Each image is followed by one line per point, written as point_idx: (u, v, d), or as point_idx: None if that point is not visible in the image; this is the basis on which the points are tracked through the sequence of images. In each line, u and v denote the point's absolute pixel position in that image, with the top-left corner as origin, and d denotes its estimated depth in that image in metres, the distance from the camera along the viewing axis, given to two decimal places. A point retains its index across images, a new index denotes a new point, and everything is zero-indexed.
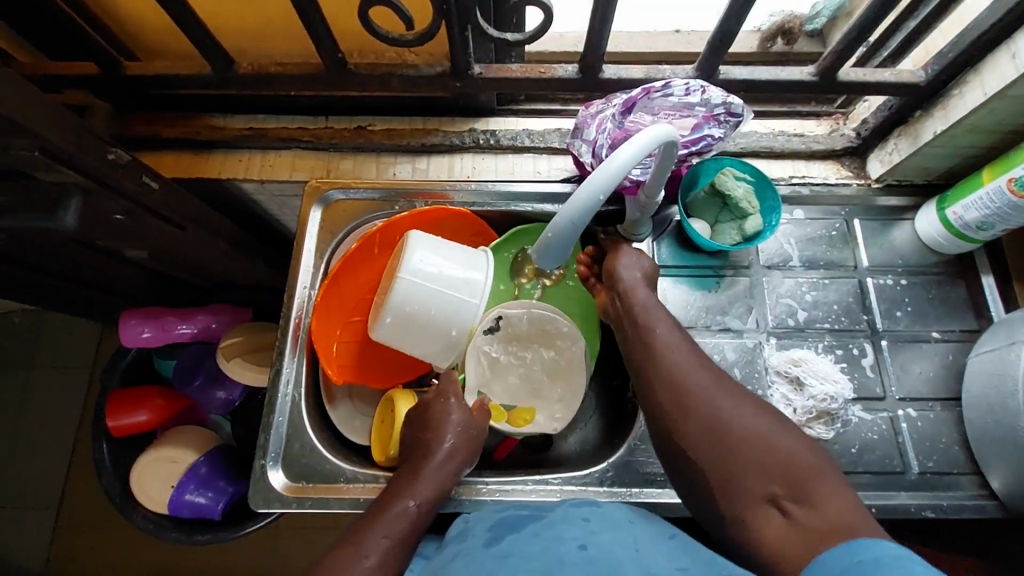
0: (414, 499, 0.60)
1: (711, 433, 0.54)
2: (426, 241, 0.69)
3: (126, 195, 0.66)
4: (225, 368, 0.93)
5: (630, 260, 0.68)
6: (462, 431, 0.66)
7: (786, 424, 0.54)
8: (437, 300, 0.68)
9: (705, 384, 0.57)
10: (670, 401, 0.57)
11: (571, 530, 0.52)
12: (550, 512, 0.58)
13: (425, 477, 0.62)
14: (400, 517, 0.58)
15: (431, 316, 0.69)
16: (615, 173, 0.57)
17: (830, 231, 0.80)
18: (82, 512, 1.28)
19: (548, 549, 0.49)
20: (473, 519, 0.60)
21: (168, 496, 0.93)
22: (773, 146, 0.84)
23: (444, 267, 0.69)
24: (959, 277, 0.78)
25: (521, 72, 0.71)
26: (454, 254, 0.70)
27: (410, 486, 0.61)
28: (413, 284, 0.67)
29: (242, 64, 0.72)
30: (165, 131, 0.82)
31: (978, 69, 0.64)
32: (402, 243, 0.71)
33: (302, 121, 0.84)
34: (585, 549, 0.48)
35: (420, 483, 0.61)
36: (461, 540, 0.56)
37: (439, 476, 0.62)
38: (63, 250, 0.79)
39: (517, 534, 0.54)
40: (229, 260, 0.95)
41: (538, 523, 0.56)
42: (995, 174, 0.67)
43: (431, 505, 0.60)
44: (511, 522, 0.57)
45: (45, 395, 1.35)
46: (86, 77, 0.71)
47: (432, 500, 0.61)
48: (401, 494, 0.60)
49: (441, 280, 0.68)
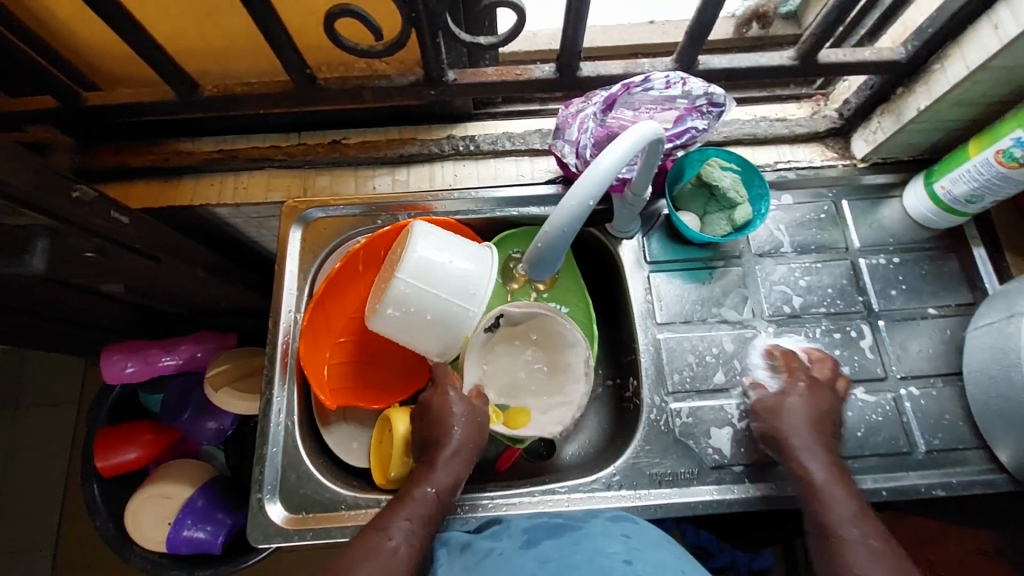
0: (432, 486, 0.60)
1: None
2: (430, 235, 0.66)
3: (97, 232, 0.64)
4: (214, 399, 0.90)
5: (797, 431, 0.63)
6: (467, 420, 0.64)
7: None
8: (438, 296, 0.65)
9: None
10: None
11: (614, 545, 0.51)
12: (587, 524, 0.58)
13: (440, 464, 0.61)
14: (420, 502, 0.59)
15: (427, 318, 0.66)
16: (603, 176, 0.56)
17: (819, 214, 0.79)
18: (79, 554, 1.24)
19: (595, 558, 0.48)
20: (510, 523, 0.60)
21: (165, 534, 0.91)
22: (756, 132, 0.83)
23: (446, 264, 0.65)
24: (950, 251, 0.77)
25: (497, 75, 0.69)
26: (458, 250, 0.66)
27: (427, 471, 0.61)
28: (416, 279, 0.64)
29: (206, 87, 0.69)
30: (132, 160, 0.79)
31: (959, 42, 0.64)
32: (405, 232, 0.68)
33: (275, 139, 0.81)
34: (631, 564, 0.47)
35: (434, 471, 0.61)
36: (496, 540, 0.56)
37: (450, 463, 0.61)
38: (34, 291, 0.76)
39: (554, 540, 0.54)
40: (209, 287, 0.92)
41: (575, 532, 0.56)
42: (981, 147, 0.67)
43: (449, 490, 0.61)
44: (548, 532, 0.57)
45: (29, 437, 1.31)
46: (45, 110, 0.68)
47: (450, 487, 0.61)
48: (418, 480, 0.61)
49: (445, 274, 0.65)
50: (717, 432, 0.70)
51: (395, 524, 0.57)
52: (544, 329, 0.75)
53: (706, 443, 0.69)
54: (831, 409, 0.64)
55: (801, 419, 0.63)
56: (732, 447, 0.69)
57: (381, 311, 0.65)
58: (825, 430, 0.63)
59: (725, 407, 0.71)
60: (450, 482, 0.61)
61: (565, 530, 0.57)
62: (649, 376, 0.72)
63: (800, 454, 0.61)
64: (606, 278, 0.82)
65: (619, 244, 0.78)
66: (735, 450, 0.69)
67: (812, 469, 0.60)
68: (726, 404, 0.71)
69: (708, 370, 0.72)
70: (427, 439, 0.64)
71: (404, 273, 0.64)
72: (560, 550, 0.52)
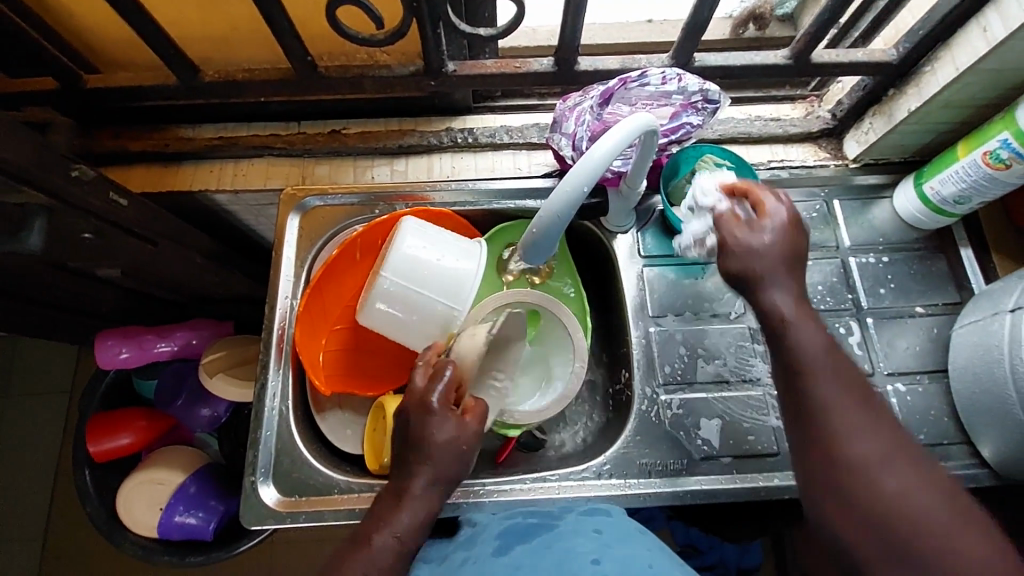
0: (398, 533, 0.55)
1: (857, 491, 0.48)
2: (418, 229, 0.67)
3: (93, 213, 0.64)
4: (208, 385, 0.91)
5: (761, 265, 0.56)
6: (455, 451, 0.58)
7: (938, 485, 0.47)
8: (424, 290, 0.66)
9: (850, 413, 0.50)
10: (801, 435, 0.52)
11: (584, 543, 0.52)
12: (562, 521, 0.59)
13: (404, 508, 0.56)
14: (377, 553, 0.54)
15: (414, 309, 0.67)
16: (597, 164, 0.56)
17: (811, 213, 0.81)
18: (68, 541, 1.24)
19: (564, 563, 0.49)
20: (482, 526, 0.61)
21: (156, 520, 0.91)
22: (750, 131, 0.84)
23: (432, 258, 0.66)
24: (939, 251, 0.79)
25: (496, 68, 0.70)
26: (445, 243, 0.67)
27: (386, 516, 0.55)
28: (400, 277, 0.65)
29: (208, 72, 0.70)
30: (132, 145, 0.79)
31: (950, 45, 0.65)
32: (393, 230, 0.69)
33: (275, 128, 0.82)
34: (599, 563, 0.48)
35: (398, 513, 0.55)
36: (470, 547, 0.57)
37: (421, 504, 0.56)
38: (30, 273, 0.77)
39: (528, 543, 0.55)
40: (206, 274, 0.92)
41: (550, 534, 0.56)
42: (969, 148, 0.68)
43: (413, 535, 0.55)
44: (524, 534, 0.57)
45: (21, 423, 1.31)
46: (46, 92, 0.68)
47: (414, 530, 0.55)
48: (376, 526, 0.55)
49: (431, 267, 0.66)
50: (707, 423, 0.71)
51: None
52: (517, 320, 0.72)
53: (695, 434, 0.70)
54: (801, 244, 0.58)
55: (771, 256, 0.56)
56: (721, 438, 0.70)
57: (370, 306, 0.67)
58: (793, 265, 0.57)
59: (715, 399, 0.72)
60: (418, 526, 0.56)
61: (540, 531, 0.58)
62: (640, 367, 0.73)
63: (768, 290, 0.56)
64: (600, 272, 0.83)
65: (614, 239, 0.79)
66: (723, 442, 0.70)
67: (778, 300, 0.55)
68: (716, 397, 0.72)
69: (698, 363, 0.73)
70: (401, 473, 0.58)
71: (390, 273, 0.65)
72: (531, 556, 0.52)
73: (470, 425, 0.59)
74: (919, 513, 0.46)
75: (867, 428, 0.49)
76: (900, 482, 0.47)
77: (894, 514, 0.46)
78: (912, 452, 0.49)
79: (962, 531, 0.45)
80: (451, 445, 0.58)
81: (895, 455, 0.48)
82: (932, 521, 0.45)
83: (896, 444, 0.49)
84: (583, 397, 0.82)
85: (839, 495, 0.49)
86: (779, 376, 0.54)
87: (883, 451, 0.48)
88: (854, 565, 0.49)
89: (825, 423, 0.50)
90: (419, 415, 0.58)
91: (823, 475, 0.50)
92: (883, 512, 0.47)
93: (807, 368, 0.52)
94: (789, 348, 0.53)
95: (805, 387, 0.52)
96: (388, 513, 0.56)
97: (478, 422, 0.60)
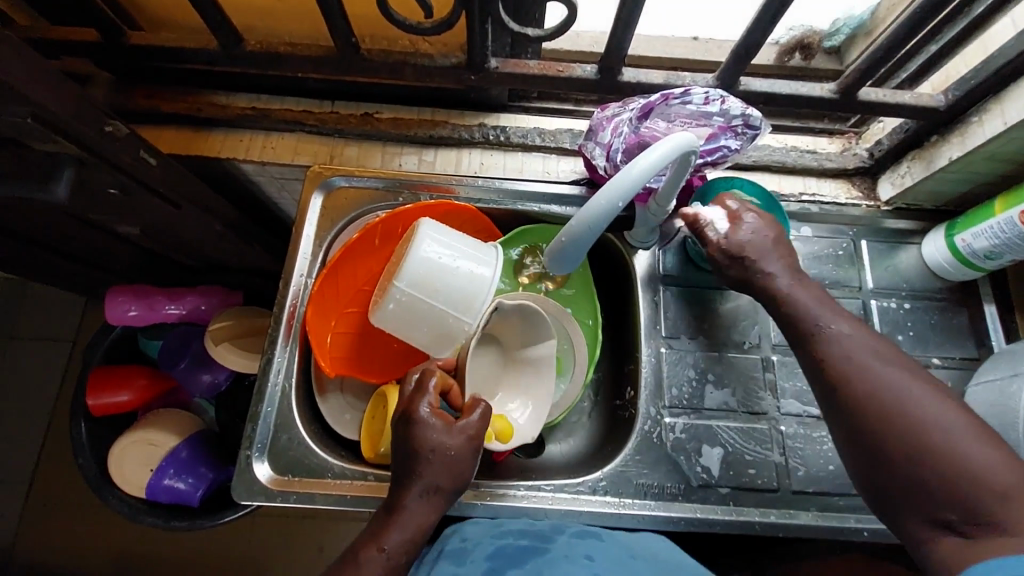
0: (386, 549, 0.53)
1: (867, 428, 0.52)
2: (436, 234, 0.66)
3: (122, 169, 0.64)
4: (212, 353, 0.90)
5: (762, 257, 0.63)
6: (449, 462, 0.56)
7: (952, 412, 0.50)
8: (438, 300, 0.65)
9: (857, 356, 0.55)
10: (818, 386, 0.56)
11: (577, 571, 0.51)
12: (552, 545, 0.57)
13: (397, 524, 0.54)
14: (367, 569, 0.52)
15: (428, 311, 0.66)
16: (633, 179, 0.56)
17: (837, 251, 0.79)
18: (52, 490, 1.24)
19: None
20: (470, 540, 0.59)
21: (145, 481, 0.91)
22: (785, 161, 0.83)
23: (448, 264, 0.65)
24: (962, 305, 0.77)
25: (538, 69, 0.70)
26: (462, 248, 0.67)
27: (378, 531, 0.54)
28: (415, 284, 0.64)
29: (251, 42, 0.69)
30: (164, 105, 0.79)
31: (1000, 98, 0.64)
32: (411, 231, 0.68)
33: (308, 104, 0.81)
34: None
35: (391, 533, 0.54)
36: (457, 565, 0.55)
37: (417, 517, 0.55)
38: (50, 221, 0.77)
39: (519, 566, 0.53)
40: (223, 242, 0.92)
41: (540, 560, 0.54)
42: (1006, 206, 0.67)
43: (403, 552, 0.54)
44: (511, 553, 0.55)
45: (21, 368, 1.31)
46: (88, 43, 0.68)
47: (405, 545, 0.54)
48: (368, 543, 0.54)
49: (448, 273, 0.65)
50: (708, 451, 0.70)
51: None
52: (521, 329, 0.73)
53: (696, 460, 0.69)
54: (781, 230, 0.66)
55: (757, 237, 0.64)
56: (721, 468, 0.69)
57: (383, 305, 0.65)
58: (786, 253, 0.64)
59: (720, 428, 0.71)
60: (408, 545, 0.54)
61: (530, 555, 0.55)
62: (647, 386, 0.73)
63: (764, 263, 0.63)
64: (617, 285, 0.83)
65: (634, 254, 0.78)
66: (723, 471, 0.69)
67: (777, 278, 0.62)
68: (720, 425, 0.71)
69: (705, 389, 0.72)
70: (396, 487, 0.57)
71: (403, 282, 0.64)
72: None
73: (467, 425, 0.58)
74: (924, 438, 0.49)
75: (881, 370, 0.53)
76: (908, 411, 0.50)
77: (903, 441, 0.50)
78: (926, 387, 0.51)
79: (973, 453, 0.47)
80: (443, 454, 0.56)
81: (909, 390, 0.51)
82: (937, 442, 0.48)
83: (911, 382, 0.52)
84: (581, 412, 0.82)
85: (853, 429, 0.53)
86: (795, 338, 0.59)
87: (897, 386, 0.52)
88: (885, 501, 0.51)
89: (836, 369, 0.55)
90: (404, 426, 0.58)
91: (837, 420, 0.54)
92: (898, 441, 0.50)
93: (817, 325, 0.58)
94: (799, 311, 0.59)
95: (816, 344, 0.57)
96: (382, 536, 0.54)
97: (471, 421, 0.58)
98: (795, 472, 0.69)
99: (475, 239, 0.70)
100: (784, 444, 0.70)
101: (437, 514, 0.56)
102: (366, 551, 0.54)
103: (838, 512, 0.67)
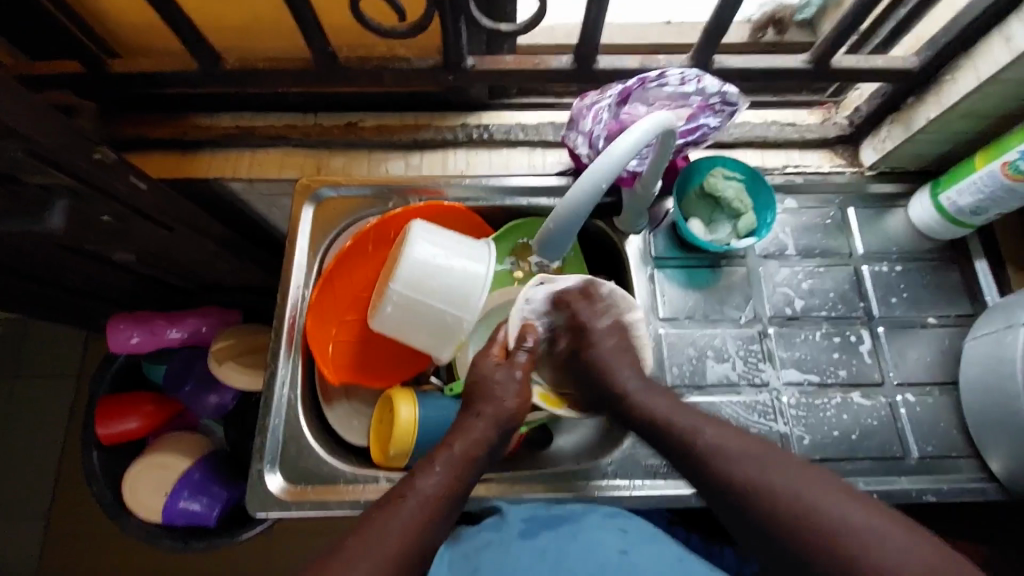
0: (438, 465, 0.59)
1: (751, 499, 0.54)
2: (428, 234, 0.67)
3: (114, 197, 0.65)
4: (216, 372, 0.91)
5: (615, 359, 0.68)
6: (498, 396, 0.64)
7: (793, 468, 0.55)
8: (435, 301, 0.66)
9: (718, 439, 0.59)
10: (699, 474, 0.58)
11: (608, 537, 0.55)
12: (581, 514, 0.59)
13: (445, 450, 0.61)
14: (422, 503, 0.57)
15: (428, 311, 0.67)
16: (616, 162, 0.56)
17: (825, 220, 0.80)
18: (67, 525, 1.25)
19: (593, 556, 0.52)
20: (505, 511, 0.61)
21: (161, 505, 0.91)
22: (766, 136, 0.84)
23: (444, 262, 0.66)
24: (953, 262, 0.78)
25: (515, 64, 0.70)
26: (456, 245, 0.68)
27: (431, 459, 0.60)
28: (410, 285, 0.65)
29: (229, 61, 0.70)
30: (150, 131, 0.79)
31: (971, 55, 0.65)
32: (402, 234, 0.69)
33: (291, 118, 0.82)
34: (627, 554, 0.52)
35: (439, 467, 0.59)
36: (494, 531, 0.58)
37: (468, 436, 0.62)
38: (46, 254, 0.77)
39: (552, 531, 0.57)
40: (218, 261, 0.93)
41: (571, 524, 0.58)
42: (987, 159, 0.68)
43: (448, 487, 0.58)
44: (545, 518, 0.59)
45: (29, 405, 1.32)
46: (70, 75, 0.69)
47: (452, 481, 0.59)
48: (420, 471, 0.59)
49: (443, 273, 0.66)
50: None
51: (400, 508, 0.56)
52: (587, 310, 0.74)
53: None
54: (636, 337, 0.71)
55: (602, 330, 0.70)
56: None
57: (381, 308, 0.66)
58: (633, 354, 0.69)
59: (723, 403, 0.71)
60: (455, 465, 0.60)
61: (562, 520, 0.59)
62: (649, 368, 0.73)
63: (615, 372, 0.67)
64: (611, 272, 0.84)
65: (626, 239, 0.79)
66: None
67: (627, 380, 0.66)
68: (725, 401, 0.72)
69: (707, 365, 0.73)
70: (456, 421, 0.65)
71: (398, 283, 0.65)
72: (558, 545, 0.54)
73: (514, 365, 0.67)
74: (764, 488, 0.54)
75: (738, 448, 0.57)
76: (742, 469, 0.56)
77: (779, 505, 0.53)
78: (771, 458, 0.56)
79: (823, 501, 0.51)
80: (485, 380, 0.66)
81: (770, 465, 0.55)
82: (786, 499, 0.53)
83: (760, 454, 0.56)
84: None
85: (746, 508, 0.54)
86: (662, 443, 0.62)
87: (763, 461, 0.56)
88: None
89: (716, 462, 0.57)
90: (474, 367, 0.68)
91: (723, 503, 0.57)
92: (777, 506, 0.53)
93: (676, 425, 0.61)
94: (655, 423, 0.62)
95: (638, 413, 0.64)
96: (433, 456, 0.61)
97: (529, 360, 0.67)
98: (801, 440, 0.70)
99: (467, 237, 0.70)
100: (787, 414, 0.71)
101: (486, 441, 0.62)
102: (419, 471, 0.59)
103: (846, 477, 0.68)
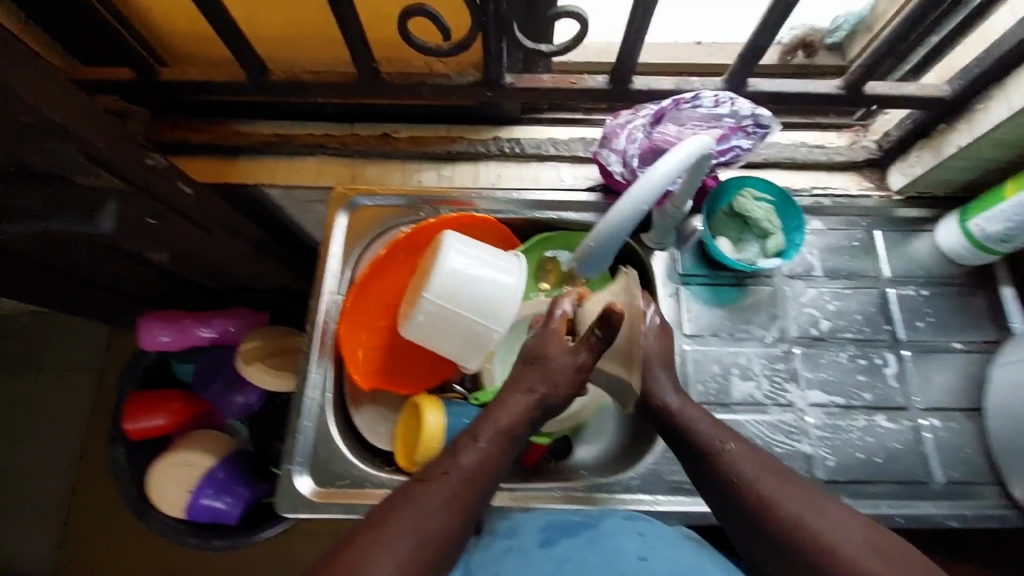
0: (481, 440, 0.56)
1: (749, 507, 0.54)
2: (461, 246, 0.68)
3: (160, 200, 0.68)
4: (244, 372, 0.93)
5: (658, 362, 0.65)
6: (551, 373, 0.60)
7: (797, 484, 0.54)
8: (465, 312, 0.67)
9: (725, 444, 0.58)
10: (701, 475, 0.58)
11: (629, 541, 0.55)
12: (602, 522, 0.60)
13: (486, 423, 0.58)
14: (443, 487, 0.53)
15: (459, 321, 0.68)
16: (657, 182, 0.58)
17: (852, 242, 0.81)
18: (87, 518, 1.27)
19: (612, 563, 0.52)
20: (525, 517, 0.62)
21: (184, 502, 0.93)
22: (794, 157, 0.85)
23: (476, 272, 0.67)
24: (979, 289, 0.78)
25: (552, 82, 0.72)
26: (489, 257, 0.69)
27: (469, 439, 0.56)
28: (442, 296, 0.67)
29: (274, 72, 0.72)
30: (191, 136, 0.82)
31: (1005, 84, 0.65)
32: (435, 245, 0.70)
33: (327, 128, 0.84)
34: (646, 560, 0.53)
35: (474, 448, 0.56)
36: (513, 536, 0.59)
37: (513, 409, 0.58)
38: (89, 253, 0.80)
39: (573, 539, 0.57)
40: (249, 264, 0.95)
41: (593, 529, 0.59)
42: (1018, 187, 0.68)
43: (479, 469, 0.55)
44: (565, 526, 0.60)
45: (54, 398, 1.35)
46: (122, 82, 0.72)
47: (485, 465, 0.55)
48: (459, 449, 0.56)
49: (474, 284, 0.67)
50: None
51: (430, 490, 0.52)
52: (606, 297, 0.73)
53: None
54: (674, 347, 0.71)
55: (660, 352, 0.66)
56: None
57: (413, 317, 0.68)
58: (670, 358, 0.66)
59: (748, 421, 0.72)
60: (499, 441, 0.57)
61: (582, 526, 0.59)
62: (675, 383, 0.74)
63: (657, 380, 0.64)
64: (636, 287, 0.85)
65: (653, 255, 0.80)
66: None
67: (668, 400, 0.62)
68: (748, 420, 0.72)
69: (732, 382, 0.74)
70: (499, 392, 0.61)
71: (431, 293, 0.67)
72: (577, 551, 0.55)
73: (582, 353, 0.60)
74: (792, 516, 0.51)
75: (744, 459, 0.56)
76: (742, 476, 0.55)
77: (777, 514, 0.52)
78: (772, 473, 0.55)
79: (839, 536, 0.49)
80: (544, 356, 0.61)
81: (773, 478, 0.54)
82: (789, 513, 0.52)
83: (764, 467, 0.56)
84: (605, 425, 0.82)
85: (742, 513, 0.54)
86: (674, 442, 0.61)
87: (766, 471, 0.55)
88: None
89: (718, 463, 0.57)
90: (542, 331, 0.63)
91: (720, 504, 0.56)
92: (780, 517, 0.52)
93: (688, 424, 0.60)
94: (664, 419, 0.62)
95: (683, 431, 0.60)
96: (476, 430, 0.57)
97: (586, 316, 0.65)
98: (825, 462, 0.70)
99: (498, 250, 0.72)
100: (812, 434, 0.71)
101: (530, 417, 0.59)
102: (460, 446, 0.56)
103: (869, 500, 0.68)
